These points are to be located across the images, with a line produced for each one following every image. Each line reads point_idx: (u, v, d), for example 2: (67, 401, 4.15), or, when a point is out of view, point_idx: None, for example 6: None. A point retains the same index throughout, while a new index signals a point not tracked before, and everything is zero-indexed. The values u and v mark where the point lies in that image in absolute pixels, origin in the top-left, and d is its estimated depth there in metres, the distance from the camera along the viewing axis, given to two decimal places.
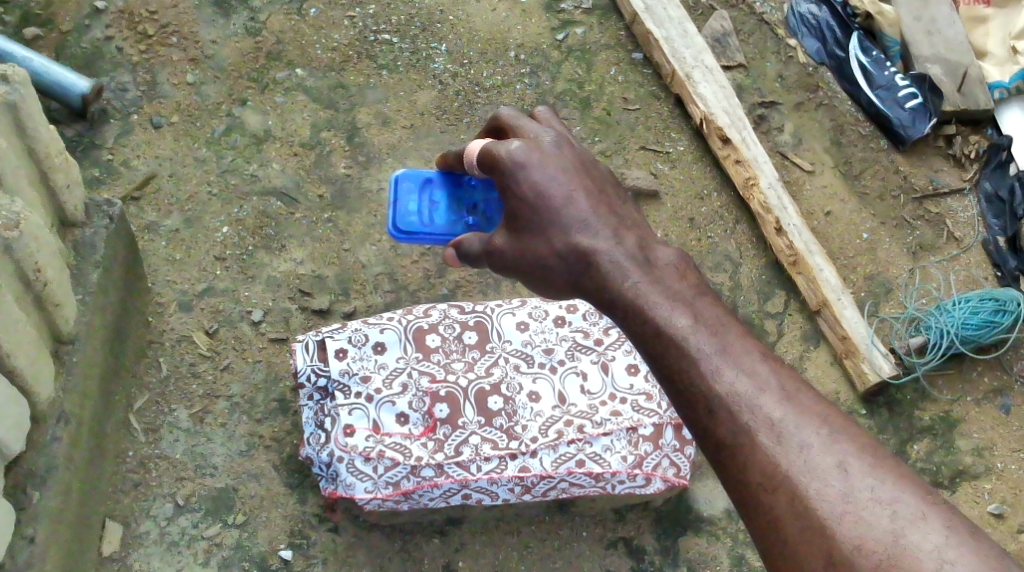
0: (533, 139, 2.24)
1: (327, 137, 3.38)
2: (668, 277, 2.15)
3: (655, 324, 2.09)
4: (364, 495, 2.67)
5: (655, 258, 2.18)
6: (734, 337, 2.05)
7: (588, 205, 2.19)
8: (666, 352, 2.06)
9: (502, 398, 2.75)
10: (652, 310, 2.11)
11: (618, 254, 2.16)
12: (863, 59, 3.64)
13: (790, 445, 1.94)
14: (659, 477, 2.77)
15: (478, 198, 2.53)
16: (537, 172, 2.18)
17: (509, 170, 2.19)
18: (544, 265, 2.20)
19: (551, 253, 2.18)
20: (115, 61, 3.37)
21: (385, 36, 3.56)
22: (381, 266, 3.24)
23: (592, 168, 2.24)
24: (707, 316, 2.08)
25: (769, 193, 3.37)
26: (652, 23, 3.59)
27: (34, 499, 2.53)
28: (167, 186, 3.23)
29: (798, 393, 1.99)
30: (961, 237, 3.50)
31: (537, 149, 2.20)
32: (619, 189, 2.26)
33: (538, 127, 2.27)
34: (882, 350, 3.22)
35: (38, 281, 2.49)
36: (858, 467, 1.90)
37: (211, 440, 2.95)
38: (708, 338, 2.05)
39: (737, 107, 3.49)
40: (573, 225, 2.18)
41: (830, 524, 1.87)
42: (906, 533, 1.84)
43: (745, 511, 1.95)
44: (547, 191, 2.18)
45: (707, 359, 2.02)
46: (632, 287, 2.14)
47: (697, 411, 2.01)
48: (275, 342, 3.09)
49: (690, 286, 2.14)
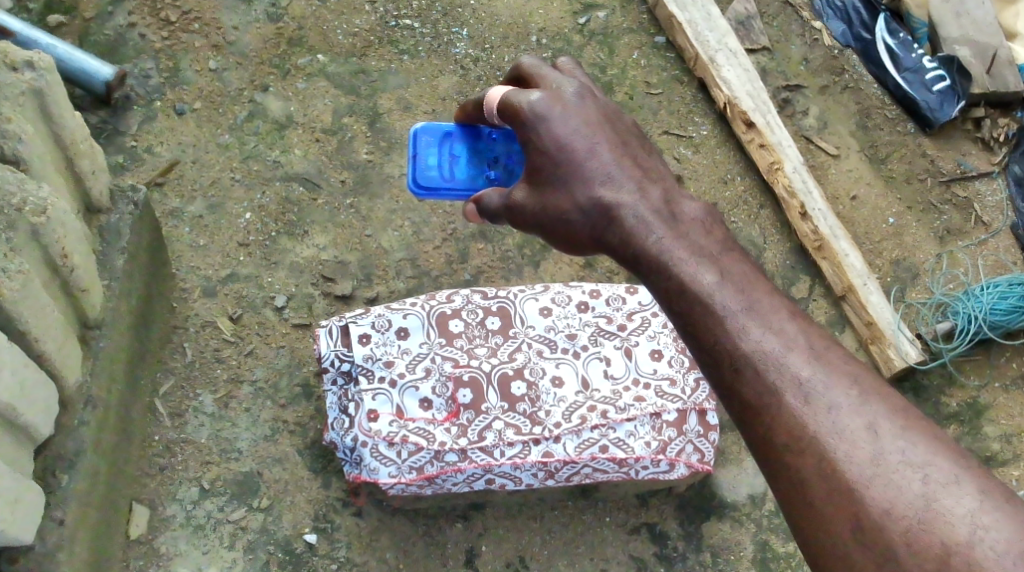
0: (555, 89, 2.24)
1: (349, 123, 3.38)
2: (694, 232, 2.14)
3: (680, 281, 2.08)
4: (387, 479, 2.68)
5: (680, 213, 2.17)
6: (761, 294, 2.04)
7: (612, 158, 2.19)
8: (691, 310, 2.05)
9: (525, 383, 2.74)
10: (677, 267, 2.10)
11: (642, 208, 2.16)
12: (890, 41, 3.62)
13: (818, 406, 1.92)
14: (683, 462, 2.77)
15: (496, 148, 2.52)
16: (559, 124, 2.19)
17: (529, 122, 2.20)
18: (567, 222, 2.20)
19: (574, 208, 2.18)
20: (137, 47, 3.37)
21: (407, 21, 3.56)
22: (403, 252, 3.24)
23: (617, 121, 2.23)
24: (732, 272, 2.07)
25: (794, 177, 3.34)
26: (675, 6, 3.57)
27: (63, 482, 2.54)
28: (191, 172, 3.23)
29: (827, 352, 1.97)
30: (989, 221, 3.47)
31: (559, 100, 2.21)
32: (645, 143, 2.25)
33: (559, 77, 2.27)
34: (908, 335, 3.20)
35: (65, 266, 2.50)
36: (889, 429, 1.89)
37: (235, 424, 2.96)
38: (733, 295, 2.03)
39: (761, 91, 3.47)
40: (596, 179, 2.18)
41: (859, 486, 1.86)
42: (938, 497, 1.83)
43: (770, 472, 1.94)
44: (569, 142, 2.18)
45: (733, 316, 2.01)
46: (656, 242, 2.13)
47: (721, 368, 2.00)
48: (298, 327, 3.10)
49: (717, 242, 2.13)
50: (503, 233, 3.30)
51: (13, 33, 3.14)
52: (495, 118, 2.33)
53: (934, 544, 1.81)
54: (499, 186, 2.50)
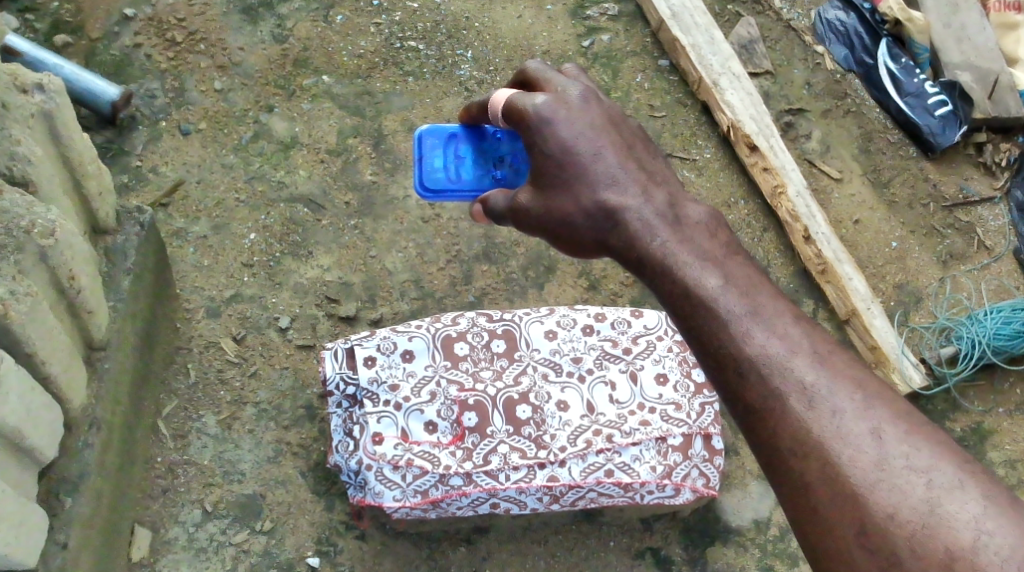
0: (560, 92, 2.24)
1: (353, 144, 3.38)
2: (698, 236, 2.15)
3: (684, 285, 2.09)
4: (392, 503, 2.67)
5: (685, 216, 2.18)
6: (764, 298, 2.05)
7: (617, 161, 2.20)
8: (695, 313, 2.06)
9: (531, 407, 2.74)
10: (681, 270, 2.11)
11: (647, 211, 2.17)
12: (892, 66, 3.63)
13: (821, 409, 1.92)
14: (688, 487, 2.76)
15: (501, 149, 2.52)
16: (564, 128, 2.19)
17: (535, 125, 2.20)
18: (569, 227, 2.21)
19: (578, 210, 2.19)
20: (144, 68, 3.39)
21: (412, 43, 3.57)
22: (407, 273, 3.24)
23: (621, 124, 2.25)
24: (736, 276, 2.08)
25: (798, 202, 3.35)
26: (679, 30, 3.58)
27: (66, 505, 2.54)
28: (196, 192, 3.24)
29: (831, 356, 1.98)
30: (992, 245, 3.48)
31: (563, 104, 2.21)
32: (648, 145, 2.27)
33: (562, 79, 2.27)
34: (912, 360, 3.21)
35: (72, 288, 2.51)
36: (893, 433, 1.89)
37: (239, 446, 2.95)
38: (737, 299, 2.04)
39: (765, 115, 3.48)
40: (602, 183, 2.19)
41: (862, 491, 1.86)
42: (942, 502, 1.83)
43: (776, 478, 1.94)
44: (574, 146, 2.19)
45: (737, 320, 2.02)
46: (661, 246, 2.14)
47: (725, 371, 2.00)
48: (302, 349, 3.10)
49: (721, 245, 2.15)
50: (507, 255, 3.30)
51: (22, 54, 3.16)
52: (500, 121, 2.35)
53: (938, 550, 1.81)
54: (506, 185, 2.50)
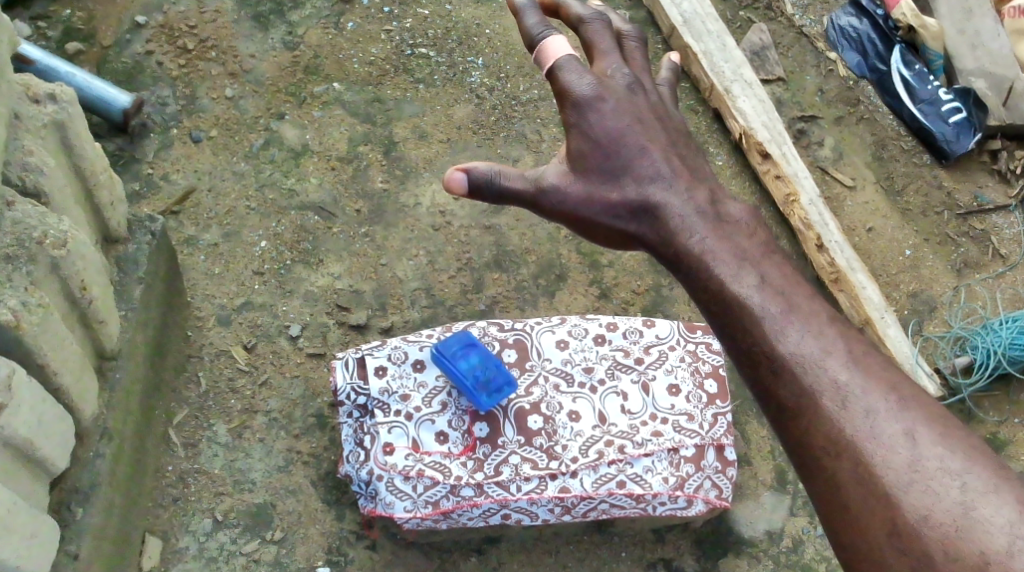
0: (608, 77, 2.25)
1: (364, 151, 3.38)
2: (736, 234, 2.17)
3: (719, 280, 2.10)
4: (403, 514, 2.66)
5: (725, 213, 2.20)
6: (801, 297, 2.05)
7: (660, 157, 2.22)
8: (730, 307, 2.07)
9: (542, 417, 2.73)
10: (718, 266, 2.12)
11: (686, 208, 2.19)
12: (905, 73, 3.61)
13: (855, 410, 1.92)
14: (701, 498, 2.74)
15: (502, 382, 2.71)
16: (609, 115, 2.20)
17: (583, 107, 2.20)
18: (601, 218, 2.21)
19: (617, 202, 2.20)
20: (155, 75, 3.39)
21: (423, 50, 3.57)
22: (418, 282, 3.23)
23: (666, 120, 2.27)
24: (773, 275, 2.09)
25: (810, 210, 3.32)
26: (691, 36, 3.57)
27: (77, 516, 2.53)
28: (207, 200, 3.24)
29: (866, 356, 1.97)
30: (1007, 254, 3.44)
31: (612, 90, 2.22)
32: (689, 144, 2.29)
33: (612, 61, 2.28)
34: (927, 370, 3.17)
35: (84, 299, 2.52)
36: (927, 435, 1.88)
37: (249, 455, 2.95)
38: (774, 296, 2.05)
39: (777, 122, 3.45)
40: (646, 177, 2.20)
41: (895, 491, 1.86)
42: (976, 506, 1.82)
43: (809, 477, 1.94)
44: (619, 135, 2.20)
45: (772, 318, 2.02)
46: (698, 242, 2.16)
47: (759, 369, 2.00)
48: (313, 357, 3.09)
49: (758, 244, 2.16)
50: (518, 263, 3.29)
51: (33, 62, 3.17)
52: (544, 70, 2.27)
53: (971, 553, 1.80)
54: None
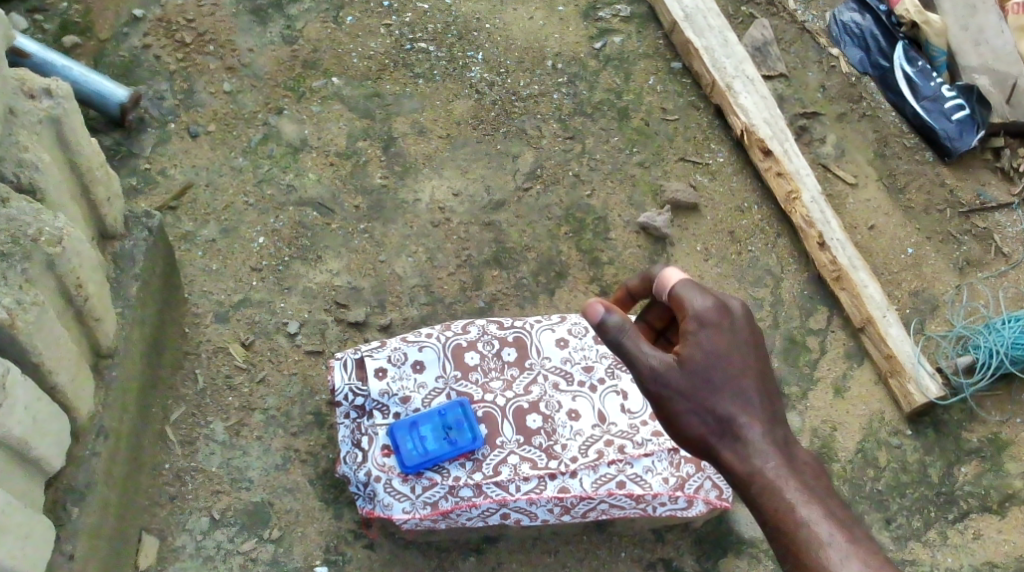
0: (715, 311, 2.27)
1: (363, 147, 3.35)
2: (808, 474, 2.20)
3: (790, 501, 2.16)
4: (401, 515, 2.65)
5: (798, 452, 2.23)
6: (869, 541, 2.11)
7: (755, 395, 2.24)
8: (793, 529, 2.13)
9: (541, 416, 2.72)
10: (791, 492, 2.17)
11: (764, 436, 2.21)
12: (908, 69, 3.58)
13: None
14: (701, 499, 2.71)
15: (465, 423, 2.68)
16: (711, 337, 2.24)
17: (691, 318, 2.26)
18: (683, 420, 2.23)
19: (703, 422, 2.23)
20: (153, 69, 3.37)
21: (422, 45, 3.55)
22: (417, 278, 3.20)
23: (768, 374, 2.27)
24: (844, 518, 2.14)
25: (812, 207, 3.29)
26: (692, 32, 3.55)
27: (73, 516, 2.51)
28: (204, 195, 3.22)
29: None
30: (1010, 253, 3.41)
31: (719, 321, 2.26)
32: (780, 400, 2.26)
33: (721, 296, 2.30)
34: (929, 369, 3.13)
35: (79, 296, 2.50)
36: None
37: (247, 453, 2.93)
38: (838, 530, 2.11)
39: (779, 118, 3.43)
40: (734, 412, 2.22)
41: None
42: None
43: None
44: (721, 361, 2.23)
45: (836, 546, 2.09)
46: (773, 470, 2.19)
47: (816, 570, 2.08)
48: (311, 354, 3.07)
49: (827, 486, 2.20)
50: (518, 260, 3.25)
51: (29, 55, 3.14)
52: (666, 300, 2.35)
53: None
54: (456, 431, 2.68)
